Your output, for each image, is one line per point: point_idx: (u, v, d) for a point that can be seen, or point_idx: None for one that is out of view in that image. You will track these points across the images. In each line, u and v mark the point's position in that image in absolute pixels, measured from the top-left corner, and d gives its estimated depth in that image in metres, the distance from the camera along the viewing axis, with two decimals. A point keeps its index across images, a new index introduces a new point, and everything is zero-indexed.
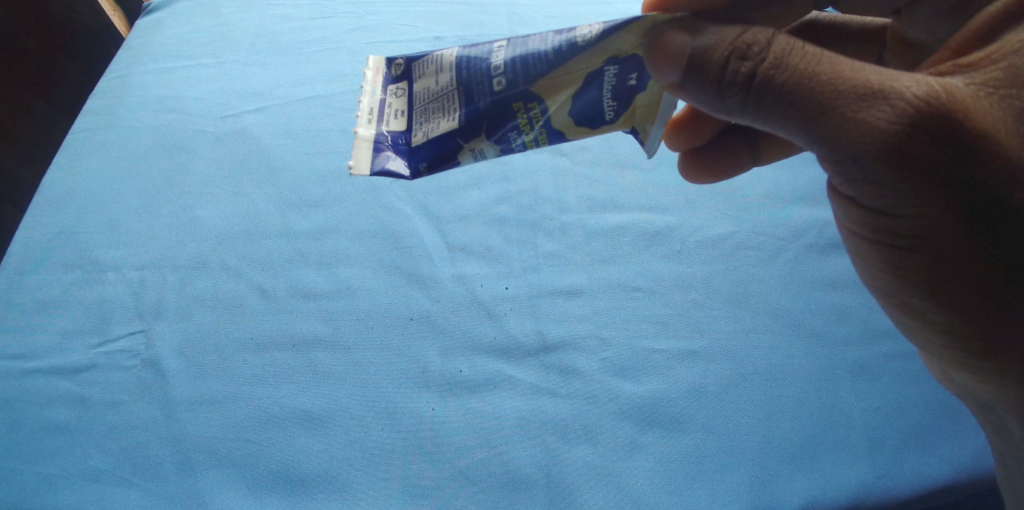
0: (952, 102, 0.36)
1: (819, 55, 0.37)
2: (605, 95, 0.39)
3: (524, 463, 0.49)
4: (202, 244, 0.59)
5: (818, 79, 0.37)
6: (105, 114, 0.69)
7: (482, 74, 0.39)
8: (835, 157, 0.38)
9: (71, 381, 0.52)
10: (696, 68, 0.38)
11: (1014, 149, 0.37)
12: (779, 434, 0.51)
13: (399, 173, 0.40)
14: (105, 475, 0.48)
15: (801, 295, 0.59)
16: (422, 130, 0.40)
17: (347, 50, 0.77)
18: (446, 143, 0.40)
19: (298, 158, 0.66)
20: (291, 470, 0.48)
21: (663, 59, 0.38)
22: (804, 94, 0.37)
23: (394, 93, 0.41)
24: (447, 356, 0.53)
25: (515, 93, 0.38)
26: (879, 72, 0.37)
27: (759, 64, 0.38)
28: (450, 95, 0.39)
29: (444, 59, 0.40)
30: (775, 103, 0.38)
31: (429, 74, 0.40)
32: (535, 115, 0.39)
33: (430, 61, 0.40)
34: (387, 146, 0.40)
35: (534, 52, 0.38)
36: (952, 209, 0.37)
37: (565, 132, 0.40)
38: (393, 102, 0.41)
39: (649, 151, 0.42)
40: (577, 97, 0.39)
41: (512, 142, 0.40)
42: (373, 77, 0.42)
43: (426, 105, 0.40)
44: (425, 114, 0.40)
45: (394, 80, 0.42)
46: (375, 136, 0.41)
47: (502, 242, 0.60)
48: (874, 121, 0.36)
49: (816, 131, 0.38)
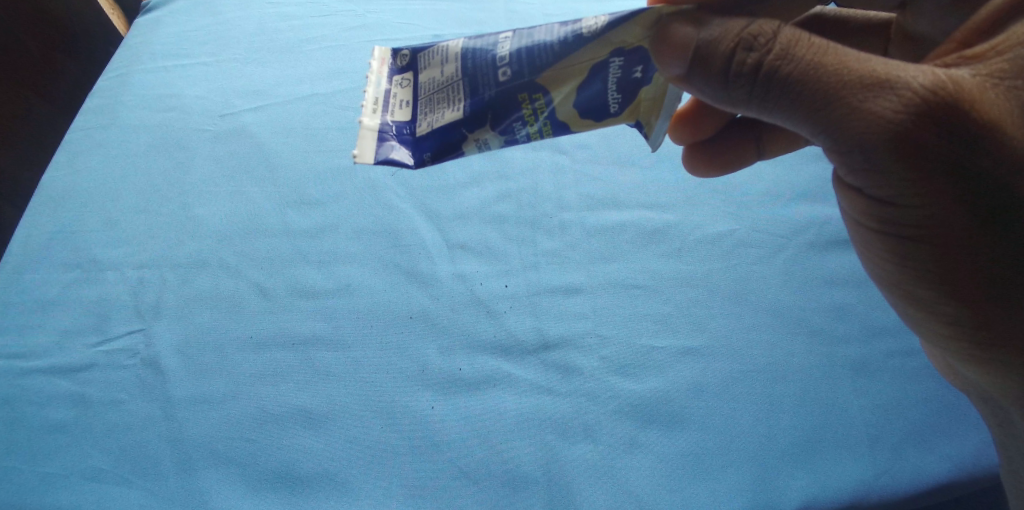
0: (958, 93, 0.36)
1: (824, 47, 0.37)
2: (610, 87, 0.39)
3: (524, 461, 0.49)
4: (202, 242, 0.59)
5: (824, 69, 0.37)
6: (105, 113, 0.69)
7: (487, 66, 0.38)
8: (842, 148, 0.38)
9: (70, 380, 0.52)
10: (702, 59, 0.38)
11: (1021, 139, 0.37)
12: (780, 431, 0.51)
13: (404, 162, 0.40)
14: (105, 474, 0.48)
15: (801, 292, 0.58)
16: (427, 120, 0.40)
17: (347, 48, 0.76)
18: (450, 134, 0.39)
19: (298, 156, 0.66)
20: (290, 469, 0.48)
21: (668, 51, 0.38)
22: (810, 84, 0.37)
23: (399, 84, 0.41)
24: (447, 354, 0.53)
25: (521, 84, 0.38)
26: (884, 63, 0.37)
27: (766, 56, 0.37)
28: (456, 85, 0.39)
29: (450, 49, 0.39)
30: (781, 94, 0.38)
31: (434, 65, 0.40)
32: (535, 107, 0.39)
33: (436, 52, 0.40)
34: (391, 136, 0.40)
35: (540, 43, 0.38)
36: (957, 199, 0.37)
37: (570, 124, 0.40)
38: (398, 92, 0.41)
39: (654, 144, 0.42)
40: (582, 88, 0.39)
41: (517, 134, 0.40)
42: (378, 67, 0.42)
43: (431, 95, 0.40)
44: (430, 104, 0.40)
45: (400, 71, 0.41)
46: (380, 126, 0.40)
47: (502, 240, 0.60)
48: (881, 111, 0.36)
49: (823, 122, 0.37)
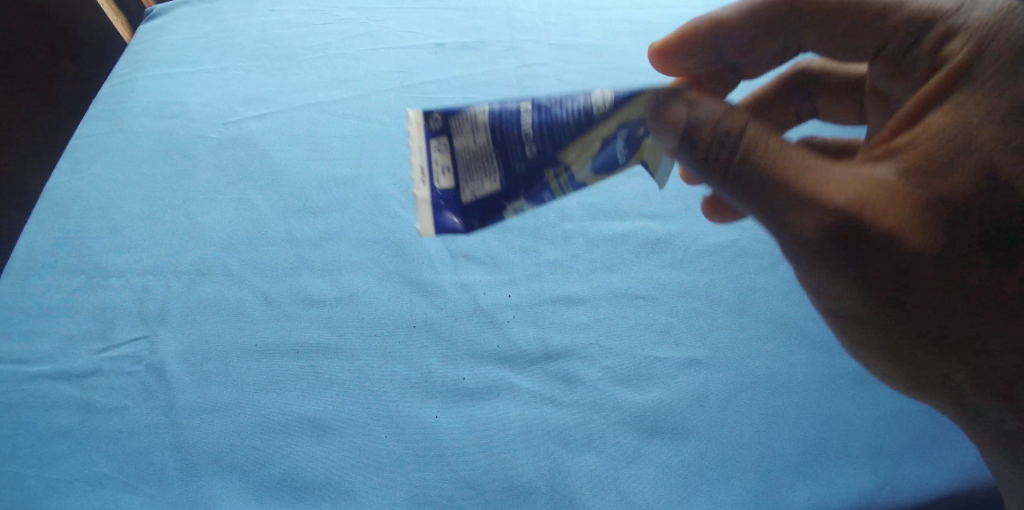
0: (894, 174, 0.40)
1: (778, 145, 0.43)
2: (620, 148, 0.42)
3: (528, 469, 0.49)
4: (206, 249, 0.59)
5: (780, 167, 0.42)
6: (111, 119, 0.70)
7: (516, 139, 0.42)
8: (810, 246, 0.42)
9: (74, 386, 0.52)
10: (688, 141, 0.43)
11: (971, 186, 0.39)
12: (783, 442, 0.51)
13: (456, 229, 0.44)
14: (110, 481, 0.48)
15: (803, 303, 0.59)
16: (470, 188, 0.43)
17: (351, 56, 0.77)
18: (492, 202, 0.43)
19: (302, 163, 0.66)
20: (294, 477, 0.48)
21: (659, 131, 0.42)
22: (774, 174, 0.42)
23: (437, 147, 0.44)
24: (451, 363, 0.53)
25: (547, 158, 0.42)
26: (818, 160, 0.43)
27: (732, 153, 0.43)
28: (489, 155, 0.43)
29: (479, 120, 0.43)
30: (757, 180, 0.43)
31: (466, 133, 0.43)
32: (564, 176, 0.43)
33: (467, 119, 0.43)
34: (444, 206, 0.44)
35: (559, 119, 0.41)
36: (918, 262, 0.40)
37: (589, 183, 0.44)
38: (439, 158, 0.44)
39: (660, 185, 0.45)
40: (598, 155, 0.42)
41: (545, 200, 0.44)
42: (415, 133, 0.44)
43: (468, 163, 0.43)
44: (469, 172, 0.43)
45: (435, 134, 0.44)
46: (431, 196, 0.43)
47: (505, 249, 0.60)
48: (834, 202, 0.41)
49: (783, 235, 0.43)
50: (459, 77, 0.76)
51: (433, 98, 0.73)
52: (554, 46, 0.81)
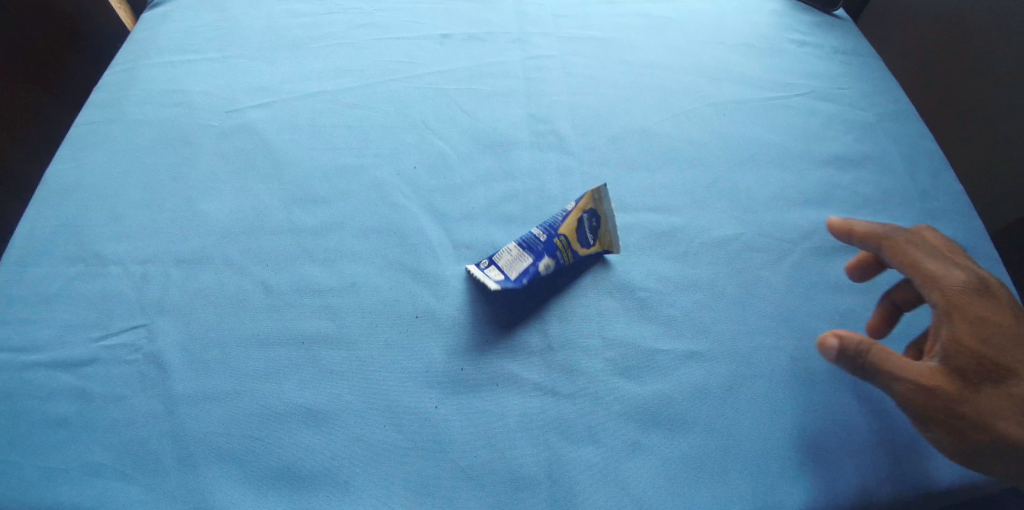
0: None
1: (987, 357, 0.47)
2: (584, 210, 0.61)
3: (528, 462, 0.48)
4: (206, 238, 0.59)
5: (983, 382, 0.47)
6: (112, 107, 0.69)
7: (529, 247, 0.59)
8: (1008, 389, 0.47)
9: (71, 374, 0.51)
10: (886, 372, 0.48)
11: None
12: (786, 436, 0.51)
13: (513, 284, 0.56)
14: (106, 470, 0.47)
15: (806, 298, 0.59)
16: (516, 268, 0.57)
17: (355, 46, 0.77)
18: (534, 267, 0.57)
19: (305, 153, 0.65)
20: (292, 467, 0.48)
21: (848, 360, 0.49)
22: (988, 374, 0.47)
23: (492, 266, 0.57)
24: (452, 354, 0.53)
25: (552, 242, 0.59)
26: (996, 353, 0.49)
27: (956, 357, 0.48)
28: (520, 255, 0.58)
29: (509, 247, 0.59)
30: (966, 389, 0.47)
31: (504, 253, 0.58)
32: (564, 243, 0.59)
33: (503, 250, 0.59)
34: (506, 281, 0.56)
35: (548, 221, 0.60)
36: None
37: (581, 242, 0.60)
38: (494, 267, 0.57)
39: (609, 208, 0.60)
40: (575, 230, 0.60)
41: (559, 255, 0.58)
42: (478, 271, 0.57)
43: (510, 260, 0.58)
44: (515, 268, 0.57)
45: (488, 265, 0.58)
46: (499, 282, 0.56)
47: (508, 241, 0.60)
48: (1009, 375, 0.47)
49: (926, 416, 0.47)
50: (465, 68, 0.75)
51: (437, 89, 0.73)
52: (559, 39, 0.81)
